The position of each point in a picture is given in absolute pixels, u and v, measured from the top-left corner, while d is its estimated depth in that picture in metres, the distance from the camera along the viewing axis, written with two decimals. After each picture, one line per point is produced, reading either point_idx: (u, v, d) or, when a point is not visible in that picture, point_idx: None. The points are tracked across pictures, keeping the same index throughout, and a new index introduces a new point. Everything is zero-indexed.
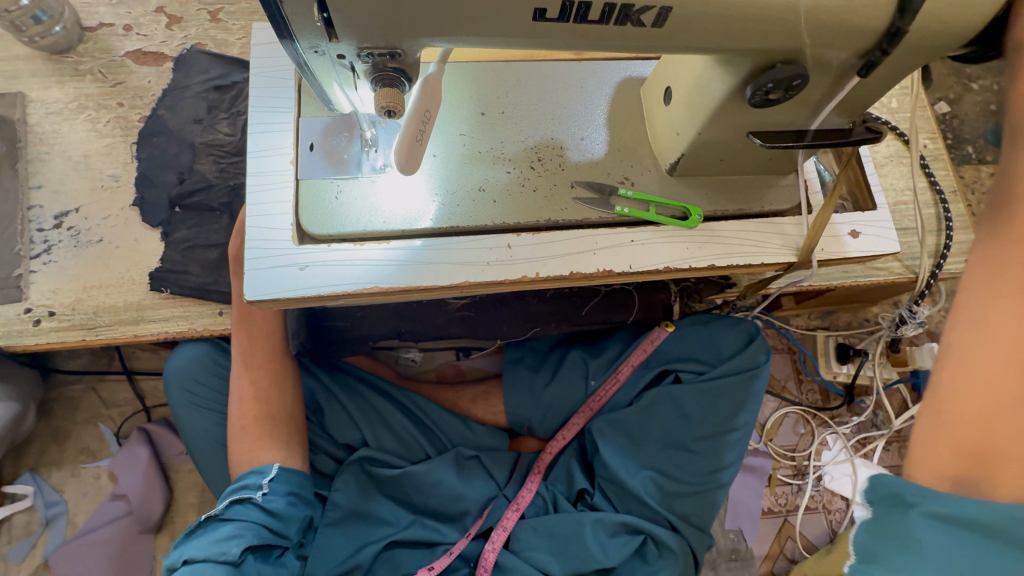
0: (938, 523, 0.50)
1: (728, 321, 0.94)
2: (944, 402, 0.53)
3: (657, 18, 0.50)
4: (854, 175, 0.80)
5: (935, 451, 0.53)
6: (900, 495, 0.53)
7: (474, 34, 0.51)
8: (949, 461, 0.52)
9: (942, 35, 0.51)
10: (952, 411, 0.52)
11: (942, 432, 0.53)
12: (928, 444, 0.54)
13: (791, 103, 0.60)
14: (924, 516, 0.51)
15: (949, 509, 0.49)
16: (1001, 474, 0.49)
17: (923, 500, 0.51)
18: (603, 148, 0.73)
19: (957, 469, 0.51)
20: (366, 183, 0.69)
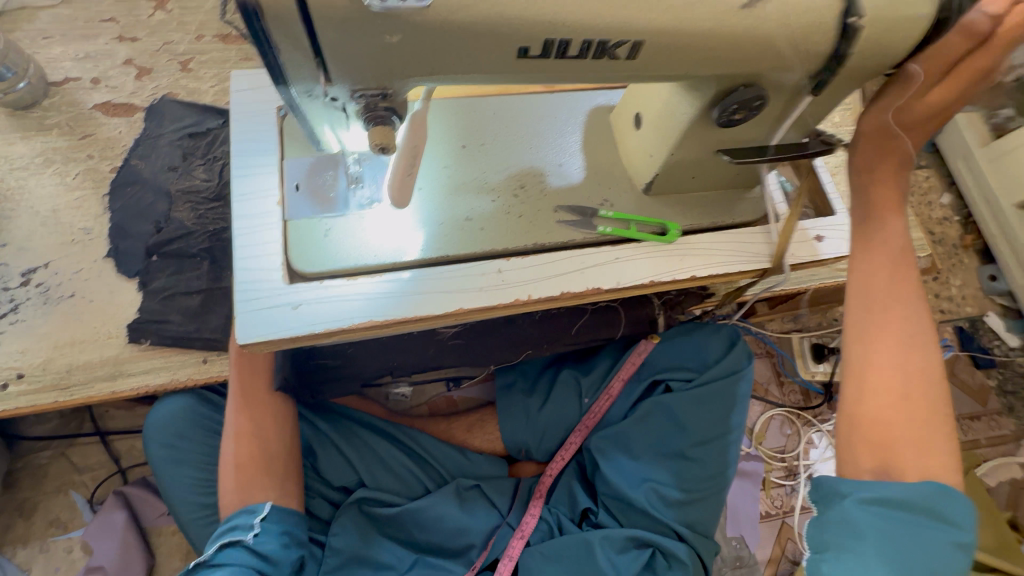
0: (870, 506, 0.66)
1: (709, 326, 0.97)
2: (858, 420, 0.71)
3: (631, 50, 0.53)
4: (812, 183, 0.86)
5: (853, 452, 0.71)
6: (836, 489, 0.70)
7: (459, 73, 0.54)
8: (864, 458, 0.70)
9: (880, 50, 0.56)
10: (868, 429, 0.70)
11: (857, 442, 0.71)
12: (848, 455, 0.72)
13: (752, 123, 0.65)
14: (858, 502, 0.67)
15: (869, 494, 0.67)
16: (899, 458, 0.68)
17: (854, 490, 0.68)
18: (581, 173, 0.77)
19: (873, 464, 0.70)
20: (354, 220, 0.70)
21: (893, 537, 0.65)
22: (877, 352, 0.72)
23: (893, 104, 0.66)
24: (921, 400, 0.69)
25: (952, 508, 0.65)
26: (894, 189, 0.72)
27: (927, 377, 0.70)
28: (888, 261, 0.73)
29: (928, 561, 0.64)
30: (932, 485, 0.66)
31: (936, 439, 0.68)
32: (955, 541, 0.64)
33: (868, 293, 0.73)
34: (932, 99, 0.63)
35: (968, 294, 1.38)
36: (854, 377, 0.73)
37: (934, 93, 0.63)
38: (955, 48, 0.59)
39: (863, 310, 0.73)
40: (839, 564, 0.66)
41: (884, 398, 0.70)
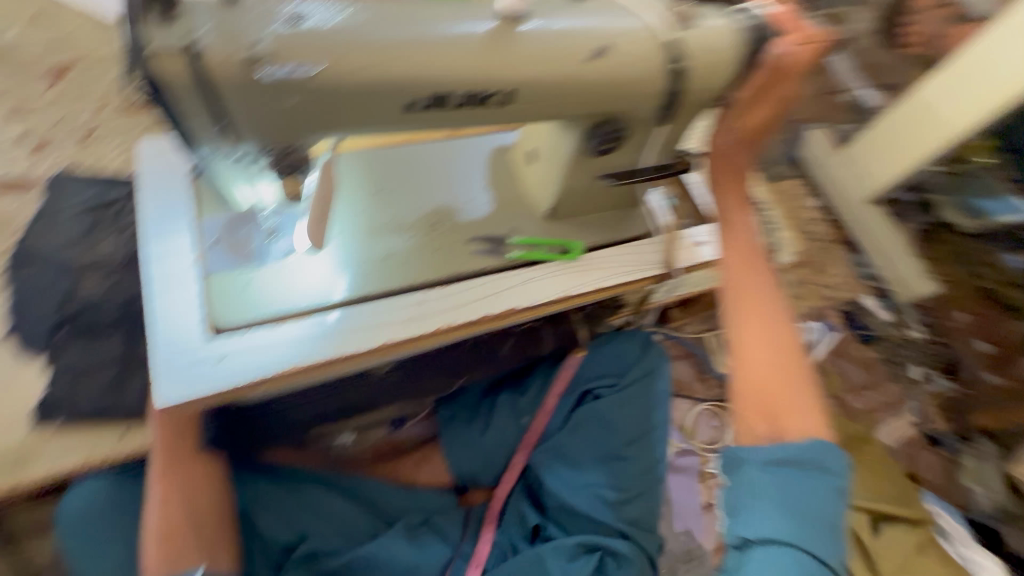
0: (765, 466, 0.67)
1: (625, 335, 1.07)
2: (747, 386, 0.72)
3: (504, 98, 0.58)
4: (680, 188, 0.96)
5: (747, 419, 0.71)
6: (738, 456, 0.69)
7: (357, 124, 0.55)
8: (758, 423, 0.70)
9: (711, 84, 0.67)
10: (756, 395, 0.72)
11: (749, 410, 0.72)
12: (744, 423, 0.72)
13: (623, 152, 0.75)
14: (757, 465, 0.67)
15: (763, 455, 0.67)
16: (782, 419, 0.70)
17: (752, 455, 0.68)
18: (488, 207, 0.85)
19: (766, 428, 0.70)
20: (274, 269, 0.73)
21: (789, 492, 0.64)
22: (751, 325, 0.75)
23: (729, 123, 0.74)
24: (791, 366, 0.73)
25: (832, 458, 0.66)
26: (737, 184, 0.80)
27: (793, 342, 0.75)
28: (746, 243, 0.80)
29: (818, 512, 0.64)
30: (812, 440, 0.67)
31: (809, 397, 0.72)
32: (836, 487, 0.65)
33: (733, 275, 0.78)
34: (757, 118, 0.72)
35: (846, 280, 1.59)
36: (736, 347, 0.75)
37: (758, 113, 0.72)
38: (769, 77, 0.68)
39: (734, 290, 0.77)
40: (743, 527, 0.65)
41: (764, 363, 0.73)
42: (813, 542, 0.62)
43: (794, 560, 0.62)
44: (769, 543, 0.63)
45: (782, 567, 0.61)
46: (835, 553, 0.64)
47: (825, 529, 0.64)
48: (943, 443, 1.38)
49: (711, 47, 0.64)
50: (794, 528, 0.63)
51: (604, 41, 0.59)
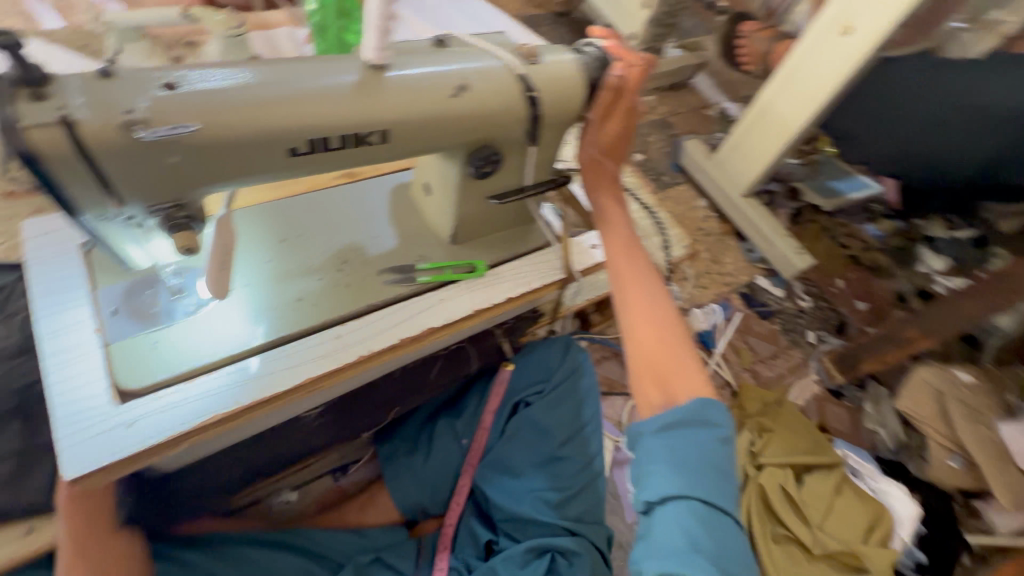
0: (658, 433, 0.74)
1: (547, 342, 1.14)
2: (639, 362, 0.81)
3: (381, 137, 0.65)
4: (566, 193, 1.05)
5: (644, 392, 0.80)
6: (637, 432, 0.77)
7: (245, 176, 0.60)
8: (653, 394, 0.79)
9: (566, 108, 0.78)
10: (647, 368, 0.80)
11: (644, 383, 0.80)
12: (643, 396, 0.80)
13: (504, 173, 0.84)
14: (651, 434, 0.74)
15: (657, 424, 0.75)
16: (672, 384, 0.78)
17: (646, 426, 0.76)
18: (394, 240, 0.91)
19: (660, 397, 0.78)
20: (182, 327, 0.74)
21: (679, 450, 0.72)
22: (638, 306, 0.84)
23: (591, 138, 0.86)
24: (675, 337, 0.82)
25: (714, 412, 0.75)
26: (610, 191, 0.92)
27: (674, 317, 0.85)
28: (626, 239, 0.91)
29: (707, 462, 0.71)
30: (698, 398, 0.75)
31: (694, 361, 0.81)
32: (719, 436, 0.73)
33: (618, 266, 0.89)
34: (612, 131, 0.85)
35: (740, 266, 1.78)
36: (627, 330, 0.84)
37: (611, 126, 0.84)
38: (613, 96, 0.81)
39: (620, 279, 0.88)
40: (646, 491, 0.71)
41: (651, 338, 0.82)
42: (706, 489, 0.69)
43: (691, 510, 0.68)
44: (668, 501, 0.69)
45: (681, 519, 0.67)
46: (730, 496, 0.71)
47: (716, 476, 0.71)
48: (844, 394, 1.55)
49: (559, 78, 0.75)
50: (687, 482, 0.69)
51: (464, 77, 0.68)
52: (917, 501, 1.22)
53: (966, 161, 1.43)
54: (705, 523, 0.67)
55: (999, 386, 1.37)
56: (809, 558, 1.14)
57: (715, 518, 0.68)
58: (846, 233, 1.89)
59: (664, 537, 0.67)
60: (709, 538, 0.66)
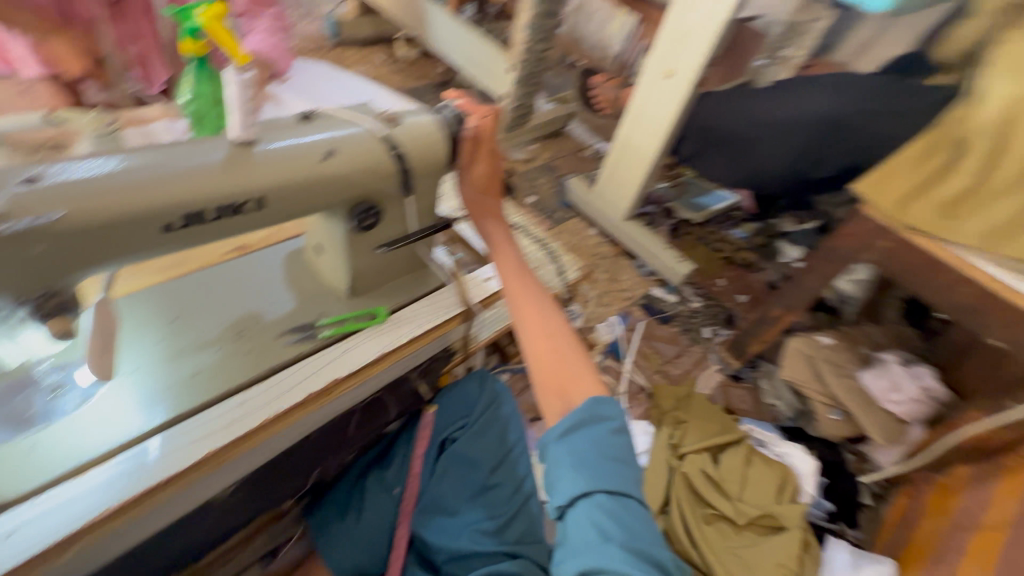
0: (560, 438, 0.81)
1: (465, 378, 1.18)
2: (538, 375, 0.89)
3: (257, 204, 0.71)
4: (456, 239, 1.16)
5: (547, 402, 0.88)
6: (544, 442, 0.83)
7: (121, 257, 0.63)
8: (553, 402, 0.87)
9: (434, 159, 0.88)
10: (545, 381, 0.88)
11: (545, 393, 0.88)
12: (546, 405, 0.88)
13: (388, 223, 0.91)
14: (555, 441, 0.81)
15: (558, 429, 0.82)
16: (567, 390, 0.87)
17: (550, 434, 0.82)
18: (292, 302, 0.94)
19: (559, 404, 0.86)
20: (65, 424, 0.71)
21: (579, 451, 0.78)
22: (531, 323, 0.92)
23: (469, 179, 0.97)
24: (567, 346, 0.91)
25: (605, 408, 0.83)
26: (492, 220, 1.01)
27: (564, 327, 0.94)
28: (516, 265, 0.99)
29: (604, 455, 0.78)
30: (589, 398, 0.83)
31: (585, 366, 0.90)
32: (611, 429, 0.81)
33: (511, 290, 0.96)
34: (480, 172, 0.96)
35: (636, 281, 1.97)
36: (524, 347, 0.92)
37: (478, 168, 0.96)
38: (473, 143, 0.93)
39: (514, 300, 0.96)
40: (557, 497, 0.77)
41: (544, 353, 0.90)
42: (606, 480, 0.76)
43: (596, 504, 0.74)
44: (578, 501, 0.75)
45: (589, 514, 0.73)
46: (629, 481, 0.78)
47: (614, 465, 0.78)
48: (743, 377, 1.74)
49: (421, 136, 0.85)
50: (590, 479, 0.76)
51: (331, 144, 0.76)
52: (814, 455, 1.39)
53: (784, 164, 1.64)
54: (610, 512, 0.74)
55: (855, 342, 1.60)
56: (736, 530, 1.24)
57: (620, 504, 0.75)
58: (716, 239, 2.17)
59: (578, 536, 0.72)
60: (615, 525, 0.72)
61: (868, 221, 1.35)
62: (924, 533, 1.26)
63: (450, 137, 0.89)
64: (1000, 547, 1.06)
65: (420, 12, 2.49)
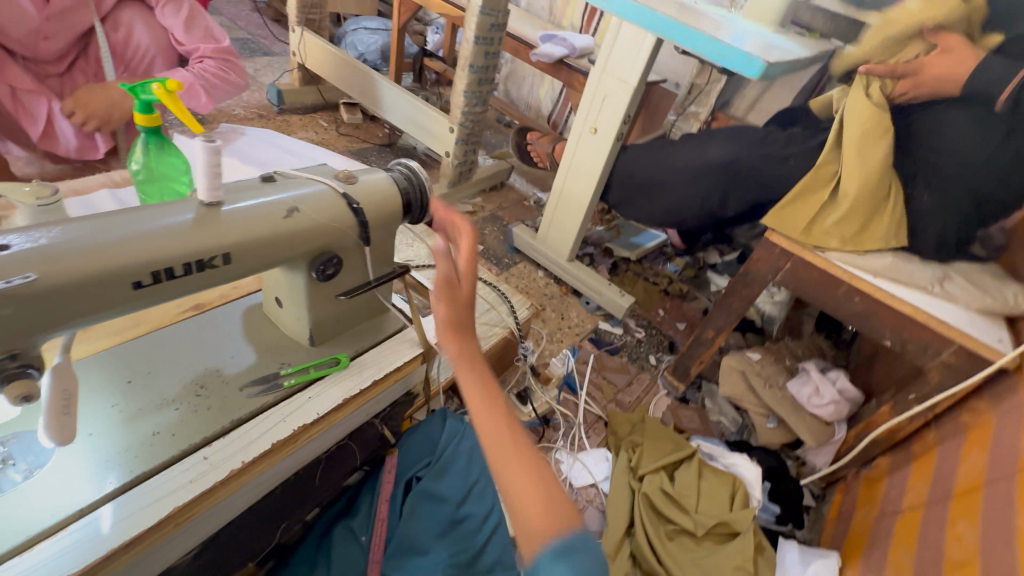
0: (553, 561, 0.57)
1: (427, 419, 1.25)
2: (515, 500, 0.65)
3: (224, 259, 0.75)
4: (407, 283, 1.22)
5: (530, 530, 0.62)
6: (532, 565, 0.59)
7: (87, 316, 0.65)
8: (539, 529, 0.62)
9: (390, 211, 0.96)
10: (524, 508, 0.64)
11: (527, 522, 0.63)
12: (528, 538, 0.62)
13: (348, 272, 0.97)
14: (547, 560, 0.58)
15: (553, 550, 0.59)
16: (556, 517, 0.63)
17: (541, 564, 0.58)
18: (253, 355, 0.96)
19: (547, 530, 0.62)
20: (12, 496, 0.69)
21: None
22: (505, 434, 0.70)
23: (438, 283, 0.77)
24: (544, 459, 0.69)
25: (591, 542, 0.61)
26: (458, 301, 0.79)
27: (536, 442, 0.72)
28: (490, 392, 0.74)
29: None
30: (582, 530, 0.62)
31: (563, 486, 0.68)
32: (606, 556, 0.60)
33: (480, 423, 0.72)
34: (444, 310, 0.77)
35: (584, 317, 2.09)
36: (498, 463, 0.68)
37: (441, 303, 0.76)
38: (448, 272, 0.78)
39: (485, 436, 0.71)
40: None
41: (523, 470, 0.67)
42: None
43: None
44: None
45: None
46: None
47: None
48: (689, 399, 1.86)
49: (376, 191, 0.94)
50: None
51: (293, 203, 0.82)
52: (758, 463, 1.50)
53: (696, 204, 1.88)
54: None
55: (781, 355, 1.78)
56: (697, 541, 1.32)
57: None
58: (653, 273, 2.33)
59: None
60: None
61: (773, 247, 1.56)
62: (861, 521, 1.38)
63: (400, 192, 0.97)
64: (918, 526, 1.20)
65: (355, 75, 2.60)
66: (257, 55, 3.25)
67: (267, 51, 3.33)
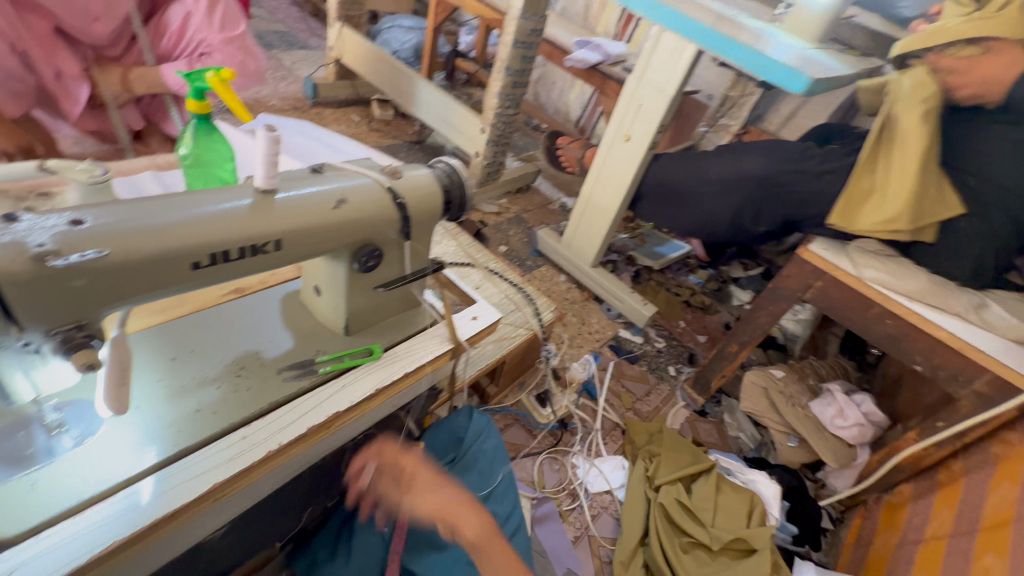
0: None
1: (453, 414, 1.24)
2: None
3: (275, 245, 0.77)
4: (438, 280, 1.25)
5: None
6: None
7: (147, 293, 0.67)
8: None
9: (430, 204, 0.97)
10: None
11: None
12: None
13: (386, 265, 0.99)
14: None
15: None
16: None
17: None
18: (291, 340, 0.98)
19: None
20: (65, 461, 0.72)
21: None
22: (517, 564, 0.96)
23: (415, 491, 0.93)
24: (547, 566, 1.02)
25: None
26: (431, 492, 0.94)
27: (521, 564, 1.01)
28: (480, 515, 0.97)
29: None
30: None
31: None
32: None
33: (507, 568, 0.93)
34: (429, 500, 0.93)
35: (605, 324, 2.08)
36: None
37: (425, 499, 0.93)
38: (399, 476, 0.95)
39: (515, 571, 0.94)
40: None
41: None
42: None
43: None
44: None
45: None
46: None
47: None
48: (708, 412, 1.85)
49: (419, 187, 0.95)
50: None
51: (341, 194, 0.84)
52: (777, 480, 1.49)
53: (726, 217, 1.86)
54: None
55: (804, 374, 1.76)
56: (712, 555, 1.30)
57: None
58: (675, 284, 2.34)
59: None
60: None
61: (804, 264, 1.54)
62: (880, 547, 1.37)
63: (441, 189, 0.99)
64: (941, 555, 1.18)
65: (405, 84, 2.60)
66: (293, 48, 3.31)
67: (303, 45, 3.39)
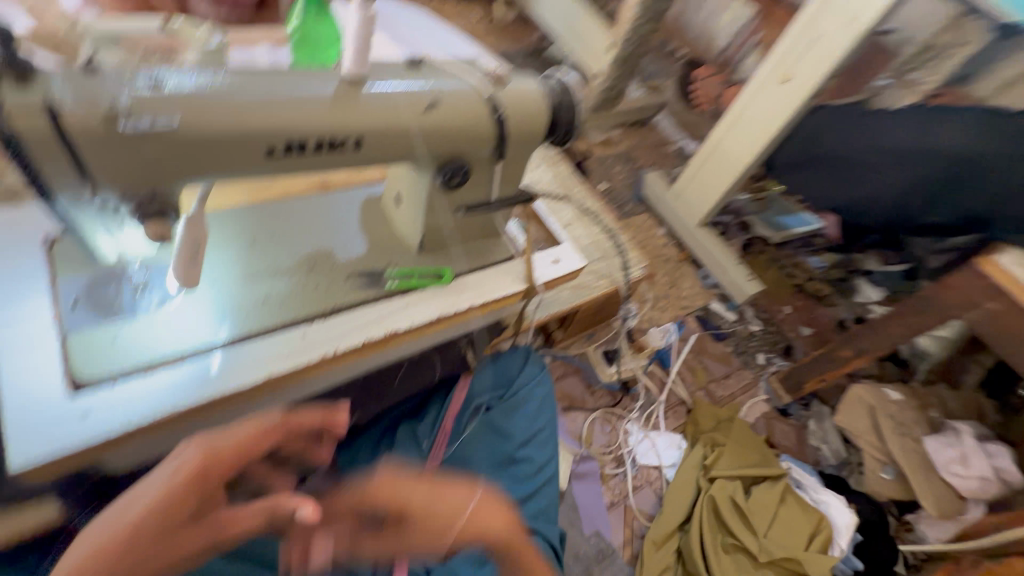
0: None
1: (510, 351, 1.19)
2: None
3: (355, 143, 0.70)
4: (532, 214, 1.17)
5: None
6: None
7: (222, 172, 0.63)
8: None
9: (532, 123, 0.84)
10: None
11: None
12: None
13: (471, 186, 0.89)
14: None
15: None
16: None
17: None
18: (363, 247, 0.94)
19: None
20: (145, 321, 0.75)
21: None
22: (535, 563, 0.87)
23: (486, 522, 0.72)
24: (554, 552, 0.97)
25: None
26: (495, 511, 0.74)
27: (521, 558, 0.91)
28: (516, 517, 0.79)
29: None
30: None
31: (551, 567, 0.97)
32: None
33: None
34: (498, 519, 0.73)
35: (697, 291, 1.87)
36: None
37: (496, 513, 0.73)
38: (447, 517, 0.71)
39: None
40: None
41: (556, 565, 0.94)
42: None
43: None
44: None
45: None
46: None
47: None
48: (791, 413, 1.66)
49: (525, 101, 0.82)
50: None
51: (434, 95, 0.74)
52: (855, 512, 1.31)
53: (885, 199, 1.52)
54: None
55: (926, 403, 1.51)
56: (755, 565, 1.20)
57: None
58: (792, 264, 1.99)
59: None
60: None
61: (982, 277, 1.19)
62: None
63: (547, 108, 0.84)
64: None
65: None
66: None
67: None
